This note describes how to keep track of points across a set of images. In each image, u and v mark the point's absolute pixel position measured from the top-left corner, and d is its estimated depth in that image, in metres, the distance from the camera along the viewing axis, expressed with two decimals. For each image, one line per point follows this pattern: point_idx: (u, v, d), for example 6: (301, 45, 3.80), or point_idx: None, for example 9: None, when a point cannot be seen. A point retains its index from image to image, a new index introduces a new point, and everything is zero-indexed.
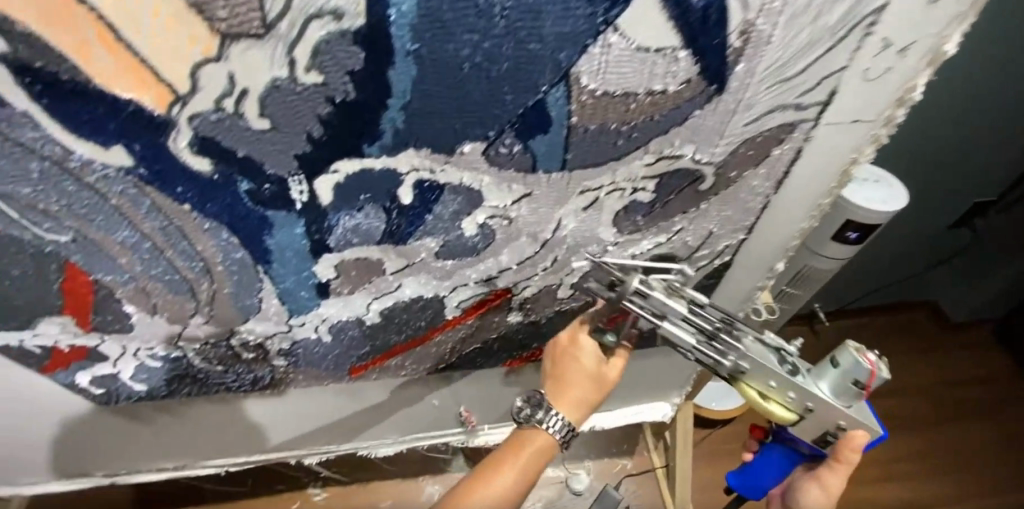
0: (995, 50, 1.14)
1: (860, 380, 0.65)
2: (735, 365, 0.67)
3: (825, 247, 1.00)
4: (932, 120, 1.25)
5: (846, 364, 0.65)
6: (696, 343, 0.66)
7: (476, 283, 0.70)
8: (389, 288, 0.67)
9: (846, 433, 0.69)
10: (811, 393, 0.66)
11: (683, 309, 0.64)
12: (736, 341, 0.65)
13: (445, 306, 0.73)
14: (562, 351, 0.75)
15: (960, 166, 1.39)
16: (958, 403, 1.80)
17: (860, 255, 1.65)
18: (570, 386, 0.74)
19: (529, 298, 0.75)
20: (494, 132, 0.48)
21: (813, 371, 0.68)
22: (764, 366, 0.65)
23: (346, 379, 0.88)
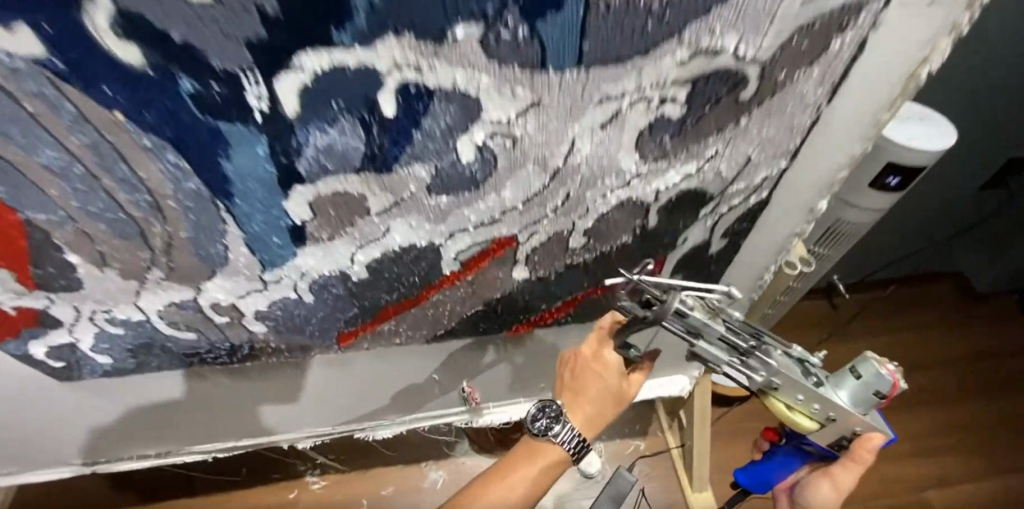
0: None
1: (881, 390, 0.62)
2: (767, 381, 0.63)
3: (861, 197, 0.90)
4: (971, 63, 1.15)
5: (868, 375, 0.62)
6: (728, 361, 0.63)
7: (475, 229, 0.60)
8: (375, 234, 0.58)
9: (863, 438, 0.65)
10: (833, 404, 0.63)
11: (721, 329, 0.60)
12: (770, 359, 0.61)
13: (441, 258, 0.64)
14: (583, 363, 0.70)
15: (997, 117, 1.29)
16: (988, 377, 1.70)
17: (886, 221, 1.54)
18: (587, 402, 0.69)
19: (536, 251, 0.66)
20: (493, 8, 0.39)
21: (831, 380, 0.65)
22: (796, 381, 0.62)
23: (334, 349, 0.79)
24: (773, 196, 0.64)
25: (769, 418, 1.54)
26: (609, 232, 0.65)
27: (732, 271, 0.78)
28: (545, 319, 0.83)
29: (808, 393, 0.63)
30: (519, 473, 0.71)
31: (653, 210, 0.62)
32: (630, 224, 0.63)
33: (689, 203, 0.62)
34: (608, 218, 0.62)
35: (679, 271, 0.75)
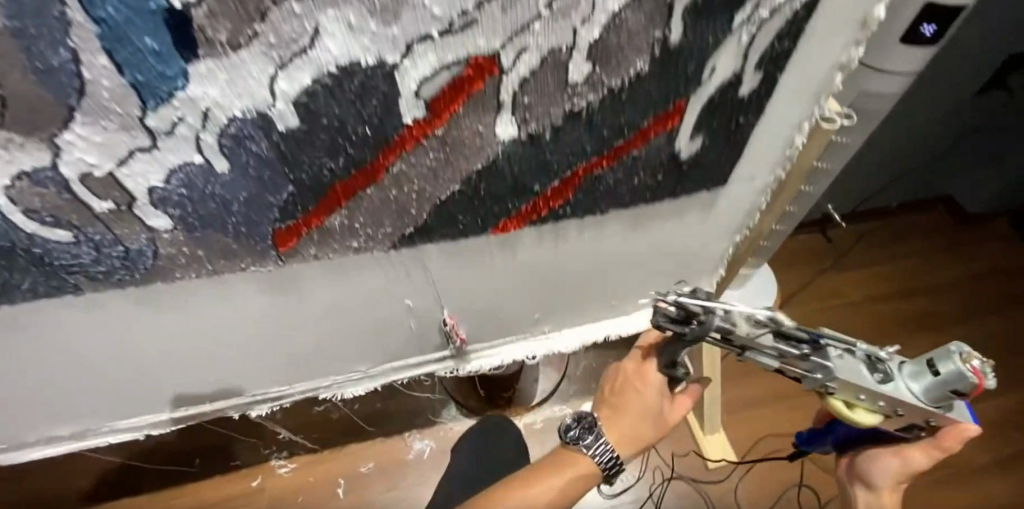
0: None
1: (960, 389, 0.51)
2: (824, 385, 0.55)
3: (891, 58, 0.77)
4: None
5: (948, 375, 0.50)
6: (779, 366, 0.56)
7: (442, 39, 0.44)
8: (300, 43, 0.41)
9: (941, 429, 0.55)
10: (894, 400, 0.53)
11: (767, 338, 0.54)
12: (830, 364, 0.53)
13: (398, 95, 0.47)
14: (625, 380, 0.70)
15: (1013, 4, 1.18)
16: (998, 299, 1.62)
17: (889, 136, 1.43)
18: (628, 417, 0.69)
19: (526, 86, 0.50)
20: None
21: (903, 371, 0.54)
22: (857, 386, 0.53)
23: (272, 256, 0.62)
24: None
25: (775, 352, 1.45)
26: (620, 53, 0.49)
27: (759, 128, 0.65)
28: (540, 209, 0.67)
29: (872, 393, 0.54)
30: (546, 484, 0.67)
31: (677, 11, 0.47)
32: (646, 37, 0.48)
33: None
34: (620, 25, 0.47)
35: (700, 127, 0.61)
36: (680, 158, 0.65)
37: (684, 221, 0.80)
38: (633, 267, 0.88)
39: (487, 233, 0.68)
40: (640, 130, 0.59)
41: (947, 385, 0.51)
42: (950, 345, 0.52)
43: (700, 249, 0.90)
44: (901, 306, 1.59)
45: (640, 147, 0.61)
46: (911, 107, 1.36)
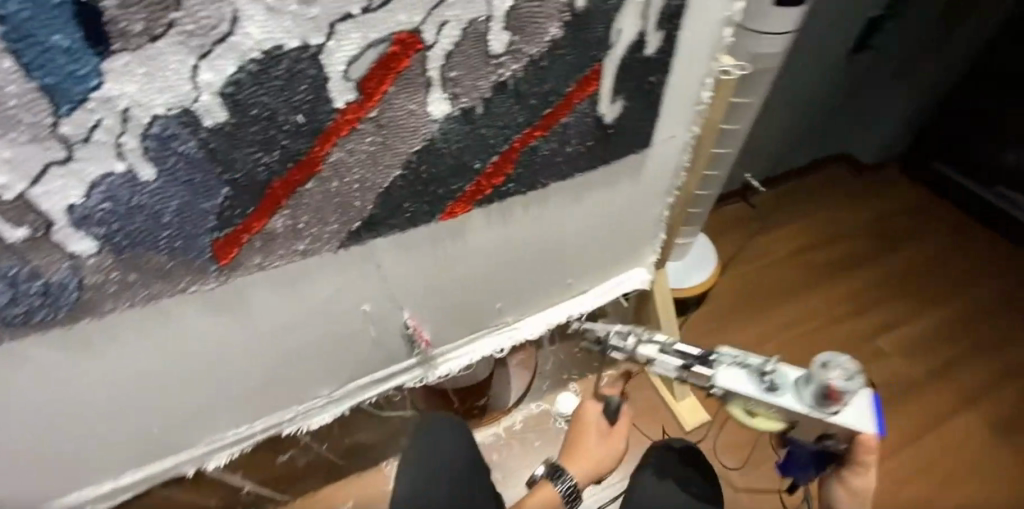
0: None
1: (828, 394, 0.64)
2: (712, 390, 0.71)
3: (766, 19, 0.88)
4: None
5: (816, 379, 0.65)
6: (678, 374, 0.75)
7: (362, 18, 0.46)
8: (220, 30, 0.42)
9: (851, 438, 0.64)
10: (786, 406, 0.67)
11: (657, 350, 0.77)
12: (708, 367, 0.71)
13: (327, 78, 0.48)
14: (576, 419, 0.86)
15: None
16: (901, 233, 1.82)
17: (784, 104, 1.60)
18: (580, 447, 0.82)
19: (451, 60, 0.53)
20: None
21: (789, 384, 0.68)
22: (740, 390, 0.69)
23: (213, 272, 0.59)
24: None
25: (724, 313, 1.61)
26: (533, 21, 0.53)
27: (668, 87, 0.72)
28: (481, 185, 0.68)
29: (760, 400, 0.68)
30: None
31: None
32: (555, 4, 0.53)
33: None
34: None
35: (618, 90, 0.67)
36: (605, 123, 0.70)
37: (619, 187, 0.86)
38: (582, 240, 0.92)
39: (436, 221, 0.69)
40: (565, 97, 0.63)
41: (815, 391, 0.65)
42: (819, 359, 0.66)
43: (639, 215, 0.96)
44: (824, 254, 1.75)
45: (567, 115, 0.66)
46: (797, 75, 1.53)
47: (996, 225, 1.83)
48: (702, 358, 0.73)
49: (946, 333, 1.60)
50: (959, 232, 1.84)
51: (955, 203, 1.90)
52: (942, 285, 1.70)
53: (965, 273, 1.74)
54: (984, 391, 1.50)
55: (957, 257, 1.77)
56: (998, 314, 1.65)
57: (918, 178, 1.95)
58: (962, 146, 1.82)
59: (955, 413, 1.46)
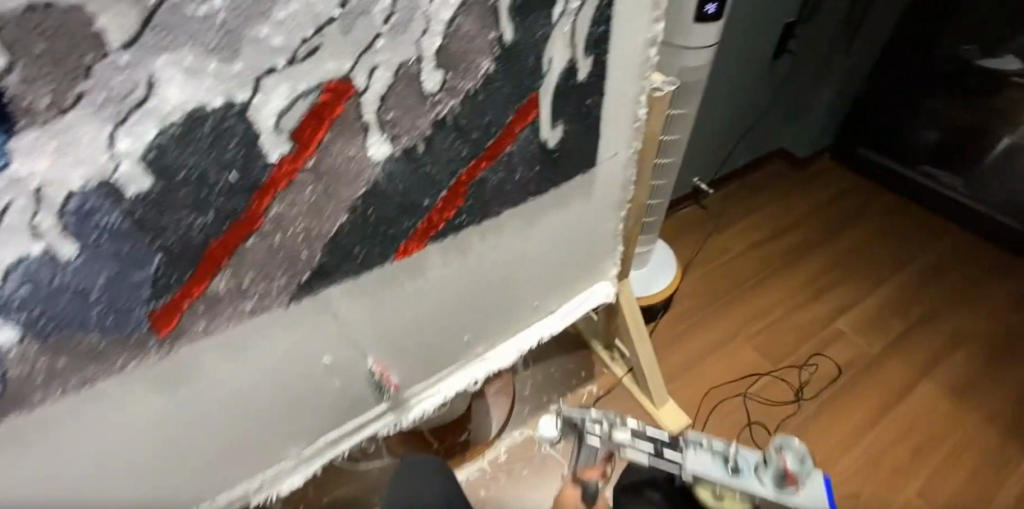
0: None
1: (790, 478, 0.68)
2: (683, 475, 0.72)
3: (688, 35, 0.94)
4: None
5: (776, 462, 0.68)
6: (648, 460, 0.74)
7: (288, 70, 0.45)
8: (135, 95, 0.40)
9: None
10: (749, 489, 0.69)
11: (626, 435, 0.75)
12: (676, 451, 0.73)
13: (256, 132, 0.47)
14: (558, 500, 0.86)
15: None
16: (841, 217, 1.93)
17: (718, 110, 1.69)
18: None
19: (386, 103, 0.52)
20: None
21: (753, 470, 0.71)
22: (710, 475, 0.70)
23: (154, 345, 0.55)
24: None
25: (692, 314, 1.64)
26: (464, 58, 0.54)
27: (605, 107, 0.74)
28: (432, 217, 0.67)
29: (728, 484, 0.70)
30: None
31: (502, 12, 0.53)
32: (484, 39, 0.54)
33: None
34: (458, 31, 0.52)
35: (556, 115, 0.68)
36: (549, 147, 0.72)
37: (571, 207, 0.87)
38: (543, 262, 0.93)
39: (390, 261, 0.67)
40: (506, 127, 0.64)
41: (778, 475, 0.68)
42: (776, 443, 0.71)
43: (595, 231, 0.97)
44: (775, 245, 1.83)
45: (511, 144, 0.67)
46: (726, 83, 1.63)
47: (924, 201, 1.97)
48: (671, 442, 0.74)
49: (895, 308, 1.69)
50: (892, 211, 1.97)
51: (885, 185, 2.04)
52: (885, 261, 1.81)
53: (904, 247, 1.86)
54: (937, 360, 1.58)
55: (894, 232, 1.90)
56: (938, 284, 1.77)
57: (849, 165, 2.09)
58: (882, 131, 1.98)
59: (918, 381, 1.54)
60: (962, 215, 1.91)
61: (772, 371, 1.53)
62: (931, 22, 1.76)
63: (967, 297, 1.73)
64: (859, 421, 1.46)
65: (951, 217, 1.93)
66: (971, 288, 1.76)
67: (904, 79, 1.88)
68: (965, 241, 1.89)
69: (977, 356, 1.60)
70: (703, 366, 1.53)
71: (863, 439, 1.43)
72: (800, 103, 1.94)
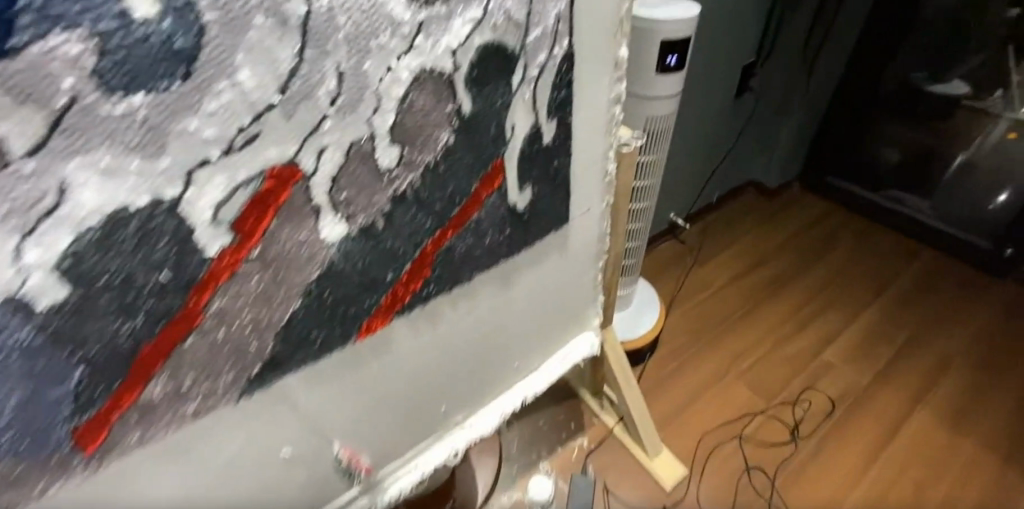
0: None
1: None
2: None
3: (653, 86, 0.94)
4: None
5: None
6: None
7: (223, 161, 0.41)
8: (45, 202, 0.36)
9: None
10: None
11: None
12: None
13: (189, 227, 0.42)
14: None
15: (731, 33, 1.51)
16: (816, 244, 1.96)
17: (689, 147, 1.71)
18: None
19: (337, 184, 0.49)
20: None
21: None
22: None
23: (82, 464, 0.49)
24: (575, 50, 0.59)
25: (680, 354, 1.60)
26: (421, 132, 0.51)
27: (574, 166, 0.73)
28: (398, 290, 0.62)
29: None
30: None
31: (458, 84, 0.51)
32: (441, 112, 0.51)
33: (495, 67, 0.52)
34: (412, 107, 0.49)
35: (524, 179, 0.66)
36: (518, 210, 0.69)
37: (546, 264, 0.84)
38: (521, 322, 0.88)
39: (353, 340, 0.62)
40: (472, 194, 0.61)
41: None
42: None
43: (575, 285, 0.94)
44: (756, 276, 1.83)
45: (478, 211, 0.64)
46: (695, 123, 1.65)
47: (894, 225, 2.00)
48: None
49: (880, 335, 1.69)
50: (866, 236, 1.99)
51: (856, 210, 2.07)
52: (865, 285, 1.82)
53: (880, 270, 1.88)
54: (928, 386, 1.57)
55: (869, 256, 1.93)
56: (917, 304, 1.78)
57: (819, 193, 2.13)
58: (845, 160, 2.06)
59: (913, 408, 1.52)
60: (933, 237, 1.94)
61: (765, 410, 1.49)
62: (877, 57, 1.85)
63: (947, 318, 1.74)
64: (862, 456, 1.42)
65: (923, 239, 1.96)
66: (951, 309, 1.77)
67: (859, 110, 1.97)
68: (940, 262, 1.91)
69: (966, 380, 1.59)
70: (695, 409, 1.49)
71: (869, 472, 1.39)
72: (767, 137, 1.98)
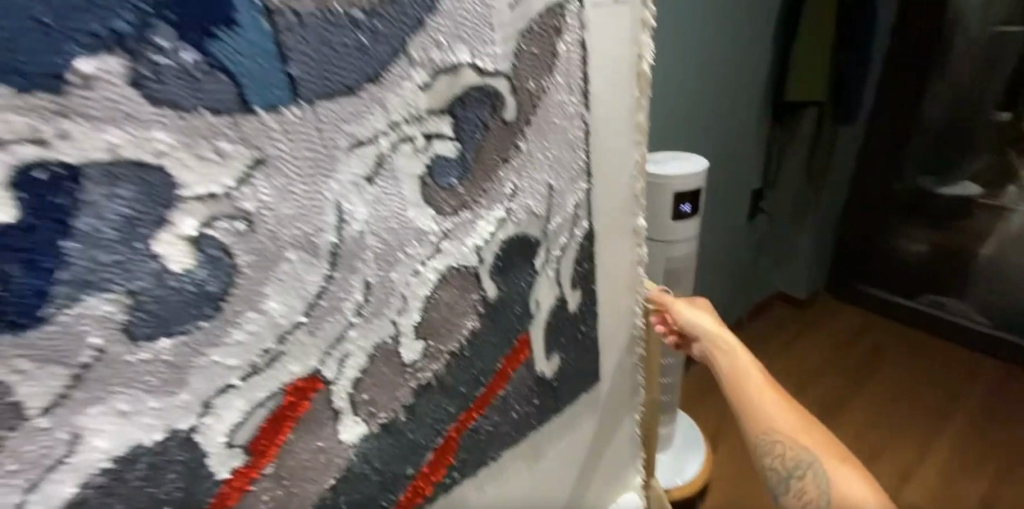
0: (710, 46, 1.31)
1: None
2: None
3: (671, 230, 0.96)
4: (695, 119, 1.37)
5: None
6: None
7: (246, 383, 0.40)
8: (52, 455, 0.34)
9: None
10: None
11: None
12: None
13: (202, 455, 0.40)
14: None
15: (736, 156, 1.56)
16: (866, 359, 1.82)
17: (712, 265, 1.67)
18: None
19: (358, 387, 0.47)
20: (128, 26, 0.28)
21: None
22: None
23: None
24: (594, 226, 0.61)
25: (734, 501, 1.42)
26: (446, 323, 0.50)
27: (601, 325, 0.71)
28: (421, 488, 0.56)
29: None
30: None
31: (483, 275, 0.51)
32: (466, 302, 0.51)
33: (517, 254, 0.53)
34: (437, 302, 0.48)
35: (551, 347, 0.64)
36: (547, 378, 0.65)
37: (579, 426, 0.77)
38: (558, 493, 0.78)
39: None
40: (497, 372, 0.58)
41: None
42: None
43: (613, 443, 0.85)
44: (806, 398, 1.67)
45: (505, 386, 0.60)
46: (714, 242, 1.64)
47: (944, 334, 1.88)
48: None
49: (962, 468, 1.47)
50: (917, 347, 1.86)
51: (898, 319, 1.96)
52: (929, 406, 1.65)
53: (944, 387, 1.71)
54: None
55: (924, 369, 1.77)
56: (994, 426, 1.59)
57: (855, 303, 2.04)
58: (874, 266, 1.99)
59: None
60: (991, 347, 1.81)
61: None
62: (884, 170, 1.87)
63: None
64: None
65: (982, 349, 1.82)
66: None
67: (876, 219, 1.95)
68: (1007, 375, 1.75)
69: None
70: None
71: None
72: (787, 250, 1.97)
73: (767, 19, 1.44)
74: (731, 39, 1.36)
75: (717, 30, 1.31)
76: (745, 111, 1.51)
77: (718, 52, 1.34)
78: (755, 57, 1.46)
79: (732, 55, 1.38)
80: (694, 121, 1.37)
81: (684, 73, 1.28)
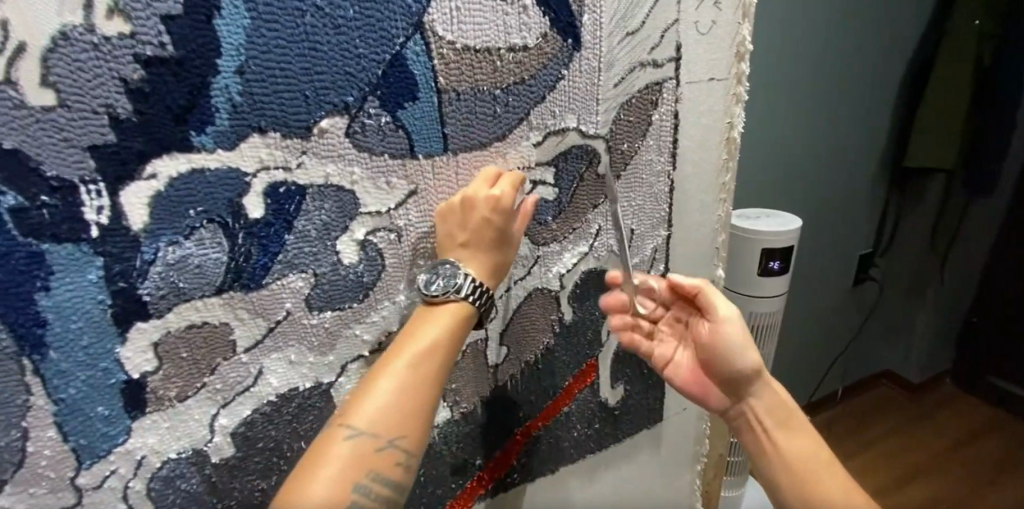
0: (819, 101, 1.29)
1: None
2: None
3: (756, 285, 0.96)
4: (796, 172, 1.34)
5: None
6: None
7: (373, 355, 0.52)
8: (243, 383, 0.48)
9: None
10: None
11: None
12: None
13: (333, 406, 0.52)
14: None
15: (842, 216, 1.48)
16: (991, 462, 1.56)
17: (805, 327, 1.57)
18: None
19: (449, 376, 0.57)
20: (353, 98, 0.42)
21: None
22: None
23: None
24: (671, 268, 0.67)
25: None
26: (527, 335, 0.59)
27: None
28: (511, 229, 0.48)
29: None
30: None
31: (563, 299, 0.59)
32: (546, 319, 0.60)
33: (595, 286, 0.61)
34: (522, 316, 0.58)
35: (616, 375, 0.69)
36: (610, 404, 0.71)
37: (636, 460, 0.79)
38: None
39: (483, 292, 0.47)
40: (565, 388, 0.65)
41: None
42: None
43: (671, 488, 0.86)
44: (911, 493, 1.47)
45: (569, 403, 0.67)
46: (809, 303, 1.54)
47: None
48: None
49: None
50: None
51: None
52: None
53: None
54: None
55: None
56: None
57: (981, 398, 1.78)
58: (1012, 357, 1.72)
59: None
60: None
61: None
62: None
63: None
64: None
65: None
66: None
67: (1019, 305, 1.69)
68: None
69: None
70: None
71: None
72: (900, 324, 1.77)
73: (888, 81, 1.38)
74: (845, 96, 1.33)
75: (830, 85, 1.29)
76: (855, 169, 1.44)
77: (825, 111, 1.31)
78: (870, 120, 1.40)
79: (843, 113, 1.34)
80: (793, 179, 1.34)
81: (788, 128, 1.27)
